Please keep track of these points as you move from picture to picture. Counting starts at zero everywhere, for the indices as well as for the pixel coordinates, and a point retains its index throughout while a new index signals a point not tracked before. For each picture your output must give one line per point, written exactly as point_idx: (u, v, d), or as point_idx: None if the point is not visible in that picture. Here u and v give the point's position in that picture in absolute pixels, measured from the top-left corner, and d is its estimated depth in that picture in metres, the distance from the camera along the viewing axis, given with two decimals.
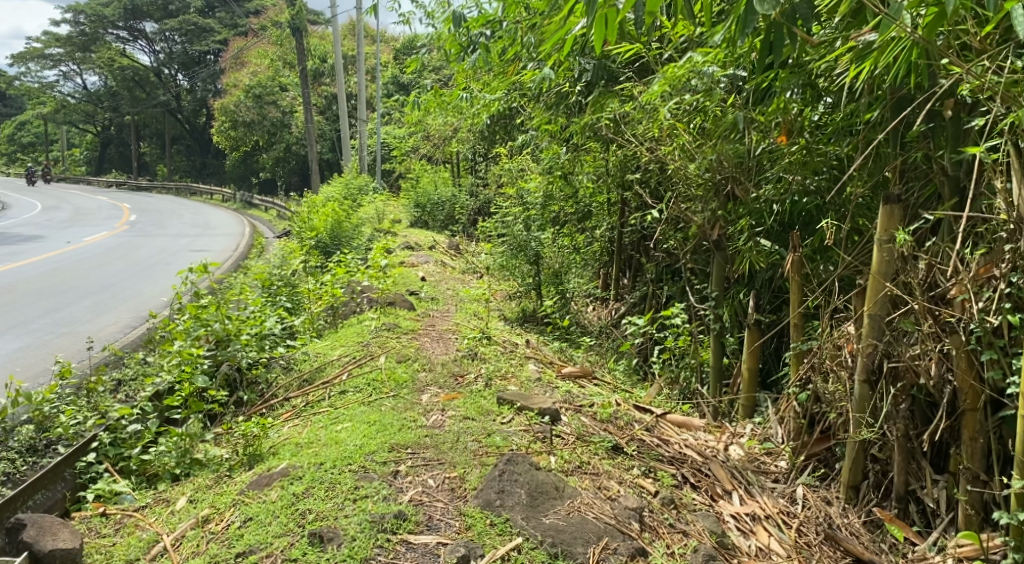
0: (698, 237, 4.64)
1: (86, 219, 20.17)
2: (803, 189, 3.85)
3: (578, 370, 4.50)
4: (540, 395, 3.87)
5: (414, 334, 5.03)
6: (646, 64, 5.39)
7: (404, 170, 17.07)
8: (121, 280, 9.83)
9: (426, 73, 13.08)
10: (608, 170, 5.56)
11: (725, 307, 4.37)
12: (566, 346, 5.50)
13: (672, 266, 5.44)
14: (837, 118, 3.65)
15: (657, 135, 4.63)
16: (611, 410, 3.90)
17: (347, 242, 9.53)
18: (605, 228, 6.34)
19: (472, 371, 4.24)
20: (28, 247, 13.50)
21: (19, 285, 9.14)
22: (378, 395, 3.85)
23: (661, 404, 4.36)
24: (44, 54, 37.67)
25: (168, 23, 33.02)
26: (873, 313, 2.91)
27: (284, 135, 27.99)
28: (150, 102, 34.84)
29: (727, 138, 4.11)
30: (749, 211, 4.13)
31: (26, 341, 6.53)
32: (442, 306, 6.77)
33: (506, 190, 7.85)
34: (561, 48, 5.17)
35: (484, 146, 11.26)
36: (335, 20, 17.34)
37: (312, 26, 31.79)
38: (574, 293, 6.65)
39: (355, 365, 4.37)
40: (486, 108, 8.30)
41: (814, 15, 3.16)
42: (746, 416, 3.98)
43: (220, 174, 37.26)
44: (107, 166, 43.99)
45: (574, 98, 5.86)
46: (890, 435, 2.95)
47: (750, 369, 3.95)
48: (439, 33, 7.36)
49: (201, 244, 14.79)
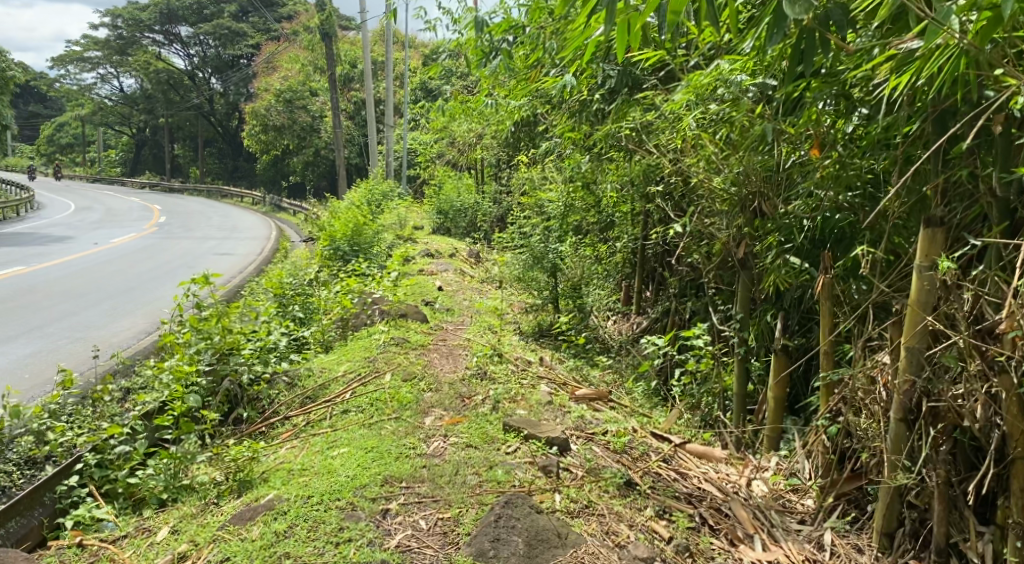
0: (721, 254, 4.41)
1: (115, 220, 20.47)
2: (836, 206, 3.63)
3: (593, 392, 4.28)
4: (550, 422, 3.67)
5: (424, 349, 4.85)
6: (672, 71, 5.17)
7: (428, 177, 16.99)
8: (142, 284, 9.85)
9: (452, 78, 12.96)
10: (632, 180, 5.35)
11: (750, 330, 4.12)
12: (582, 364, 5.29)
13: (696, 282, 5.21)
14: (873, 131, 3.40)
15: (681, 146, 4.42)
16: (626, 438, 3.68)
17: (366, 249, 9.42)
18: (627, 240, 6.12)
19: (480, 392, 4.05)
20: (57, 247, 13.69)
21: (41, 288, 9.21)
22: (380, 417, 3.69)
23: (680, 431, 4.12)
24: (83, 57, 38.46)
25: (203, 28, 33.46)
26: (911, 346, 2.67)
27: (313, 139, 28.21)
28: (183, 105, 35.37)
29: (756, 150, 3.87)
30: (777, 226, 3.90)
31: (39, 346, 6.50)
32: (456, 319, 6.61)
33: (527, 198, 7.67)
34: (582, 55, 4.98)
35: (507, 152, 11.09)
36: (364, 25, 17.33)
37: (343, 31, 32.00)
38: (593, 307, 6.43)
39: (360, 383, 4.19)
40: (509, 115, 8.13)
41: (851, 21, 2.94)
42: (771, 448, 3.72)
43: (251, 178, 37.67)
44: (142, 168, 44.85)
45: (595, 106, 5.62)
46: (930, 481, 2.71)
47: (776, 398, 3.69)
48: (462, 39, 7.23)
49: (226, 247, 14.86)
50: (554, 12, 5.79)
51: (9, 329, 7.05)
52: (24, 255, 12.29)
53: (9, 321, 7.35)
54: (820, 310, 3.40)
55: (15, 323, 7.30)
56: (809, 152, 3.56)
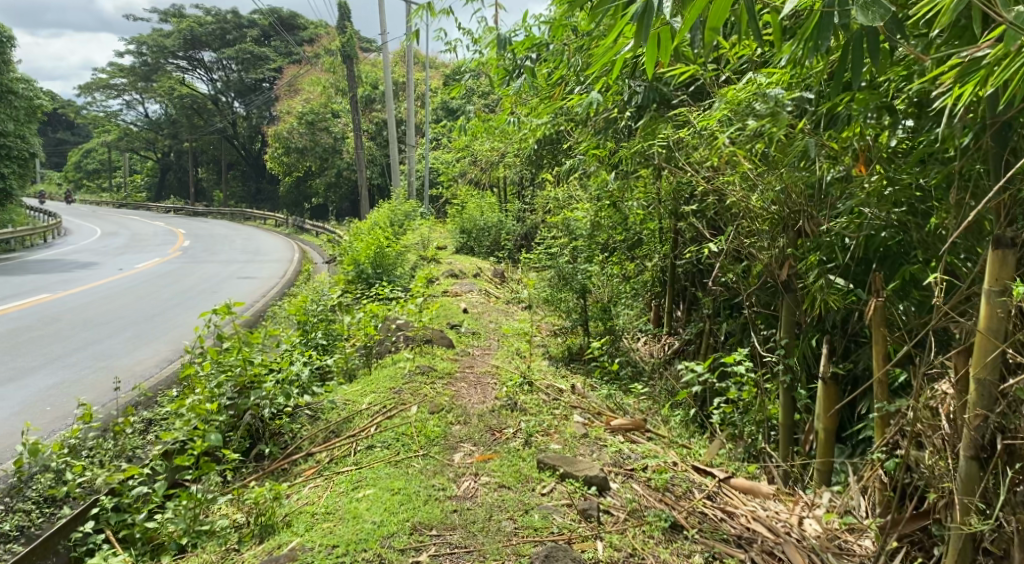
0: (760, 275, 4.21)
1: (141, 244, 20.68)
2: (882, 222, 3.44)
3: (629, 422, 4.09)
4: (585, 458, 3.49)
5: (450, 378, 4.69)
6: (702, 86, 5.00)
7: (450, 197, 16.90)
8: (165, 310, 9.83)
9: (473, 97, 12.87)
10: (661, 199, 5.18)
11: (794, 355, 3.91)
12: (615, 391, 5.10)
13: (733, 302, 5.00)
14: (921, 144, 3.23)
15: (716, 163, 4.25)
16: (668, 475, 3.49)
17: (389, 271, 9.30)
18: (657, 260, 5.93)
19: (511, 425, 3.89)
20: (83, 273, 13.76)
21: (65, 316, 9.21)
22: (407, 454, 3.53)
23: (723, 464, 3.92)
24: (110, 85, 39.17)
25: (226, 52, 33.90)
26: (981, 377, 2.45)
27: (335, 160, 28.39)
28: (207, 130, 35.86)
29: (796, 167, 3.69)
30: (819, 245, 3.70)
31: (61, 376, 6.45)
32: (482, 343, 6.47)
33: (553, 217, 7.51)
34: (609, 72, 4.83)
35: (530, 170, 10.93)
36: (383, 46, 17.38)
37: (363, 52, 32.31)
38: (624, 330, 6.23)
39: (385, 416, 4.03)
40: (532, 133, 7.99)
41: (903, 31, 2.78)
42: (821, 483, 3.49)
43: (274, 200, 38.00)
44: (168, 193, 45.52)
45: (622, 124, 5.46)
46: (1008, 525, 2.49)
47: (826, 431, 3.47)
48: (483, 57, 7.13)
49: (249, 270, 14.87)
50: (578, 29, 5.66)
51: (32, 359, 7.01)
52: (51, 282, 12.37)
53: (32, 351, 7.33)
54: (873, 336, 3.20)
55: (38, 353, 7.27)
56: (854, 168, 3.47)
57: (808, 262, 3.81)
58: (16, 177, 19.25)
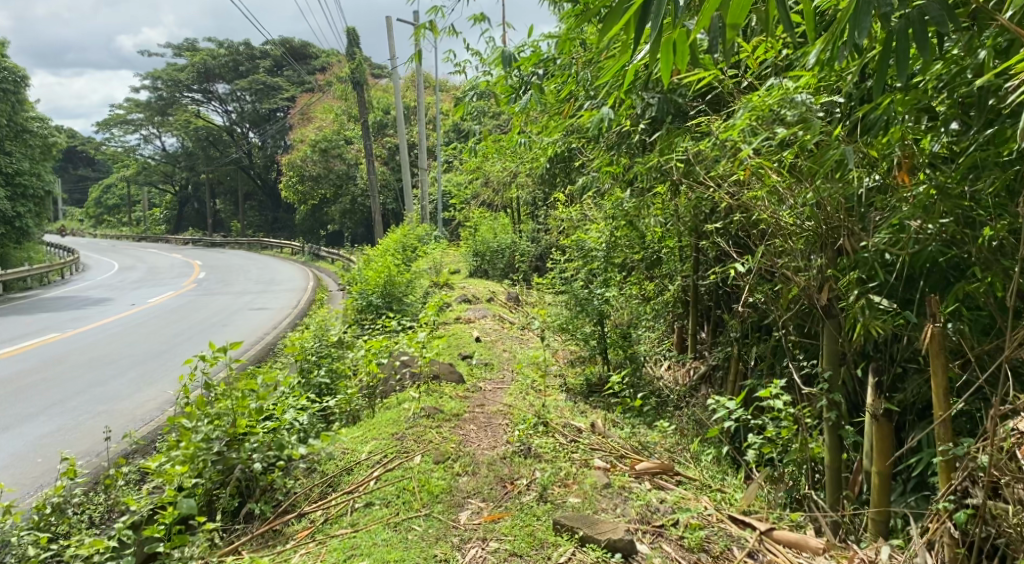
0: (795, 297, 3.79)
1: (156, 278, 20.59)
2: (930, 235, 3.05)
3: (656, 466, 3.71)
4: (610, 519, 3.15)
5: (457, 420, 4.42)
6: (721, 95, 4.65)
7: (463, 219, 16.65)
8: (173, 346, 9.59)
9: (484, 119, 12.63)
10: (680, 216, 4.80)
11: (838, 390, 3.48)
12: (639, 426, 4.70)
13: (762, 327, 4.60)
14: (970, 148, 2.89)
15: (742, 177, 3.88)
16: (703, 532, 3.12)
17: (399, 299, 8.99)
18: (678, 281, 5.54)
19: (524, 476, 3.63)
20: (95, 310, 13.60)
21: (70, 356, 8.98)
22: (407, 514, 3.31)
23: (762, 512, 3.50)
24: (127, 120, 39.60)
25: (240, 84, 34.15)
26: None
27: (349, 187, 28.40)
28: (223, 161, 36.10)
29: (831, 178, 3.32)
30: (858, 264, 3.30)
31: (58, 423, 6.16)
32: (494, 377, 6.23)
33: (566, 238, 7.14)
34: (621, 84, 4.49)
35: (542, 190, 10.62)
36: (392, 71, 17.29)
37: (373, 78, 32.45)
38: (646, 357, 5.83)
39: (384, 469, 3.80)
40: (543, 152, 7.67)
41: (956, 20, 2.44)
42: (876, 536, 3.07)
43: (291, 229, 38.08)
44: (185, 225, 45.91)
45: (637, 139, 5.10)
46: None
47: (881, 477, 3.05)
48: (489, 76, 6.84)
49: (262, 301, 14.67)
50: (588, 41, 5.33)
51: (31, 405, 6.74)
52: (61, 321, 12.20)
53: (32, 396, 7.06)
54: (931, 368, 2.80)
55: (37, 398, 7.00)
56: (896, 178, 3.14)
57: (849, 282, 3.39)
58: (33, 215, 19.22)
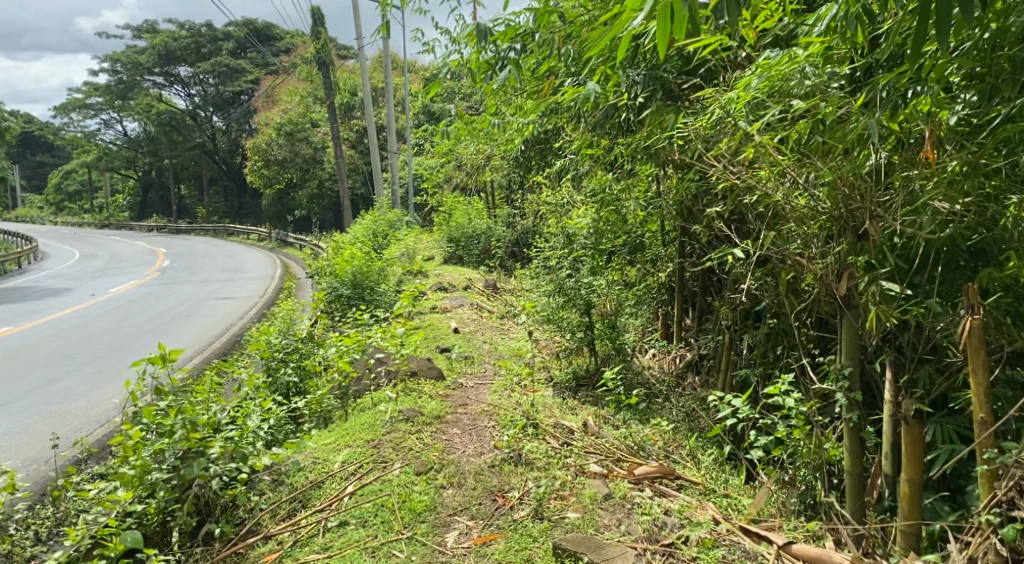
0: (802, 287, 3.50)
1: (118, 267, 19.84)
2: (955, 217, 2.74)
3: (656, 471, 3.44)
4: (610, 540, 2.88)
5: (438, 424, 4.11)
6: (713, 69, 4.33)
7: (436, 204, 16.21)
8: (132, 339, 9.08)
9: (457, 100, 12.19)
10: (669, 201, 4.50)
11: (855, 388, 3.20)
12: (629, 424, 4.45)
13: (758, 317, 4.34)
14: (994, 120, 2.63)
15: (743, 157, 3.56)
16: (717, 549, 2.83)
17: (372, 288, 8.60)
18: (665, 267, 5.27)
19: (516, 487, 3.38)
20: (51, 302, 12.96)
21: (22, 353, 8.45)
22: (387, 537, 3.03)
23: (773, 520, 3.24)
24: (86, 104, 38.19)
25: (202, 67, 33.01)
26: None
27: (317, 171, 27.75)
28: (187, 146, 35.02)
29: (846, 156, 3.00)
30: (875, 252, 3.01)
31: (4, 428, 5.70)
32: (475, 371, 5.93)
33: (546, 222, 6.81)
34: (607, 57, 4.14)
35: (518, 173, 10.25)
36: (360, 52, 16.66)
37: (340, 60, 31.63)
38: (632, 347, 5.57)
39: (361, 481, 3.50)
40: (519, 134, 7.28)
41: None
42: (907, 549, 2.80)
43: (259, 216, 37.26)
44: (150, 211, 44.76)
45: (622, 117, 4.76)
46: None
47: (911, 486, 2.77)
48: (463, 53, 6.41)
49: (229, 290, 14.15)
50: (569, 13, 4.95)
51: None
52: (14, 314, 11.56)
53: None
54: (969, 366, 2.49)
55: None
56: (923, 155, 2.75)
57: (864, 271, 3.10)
58: None
